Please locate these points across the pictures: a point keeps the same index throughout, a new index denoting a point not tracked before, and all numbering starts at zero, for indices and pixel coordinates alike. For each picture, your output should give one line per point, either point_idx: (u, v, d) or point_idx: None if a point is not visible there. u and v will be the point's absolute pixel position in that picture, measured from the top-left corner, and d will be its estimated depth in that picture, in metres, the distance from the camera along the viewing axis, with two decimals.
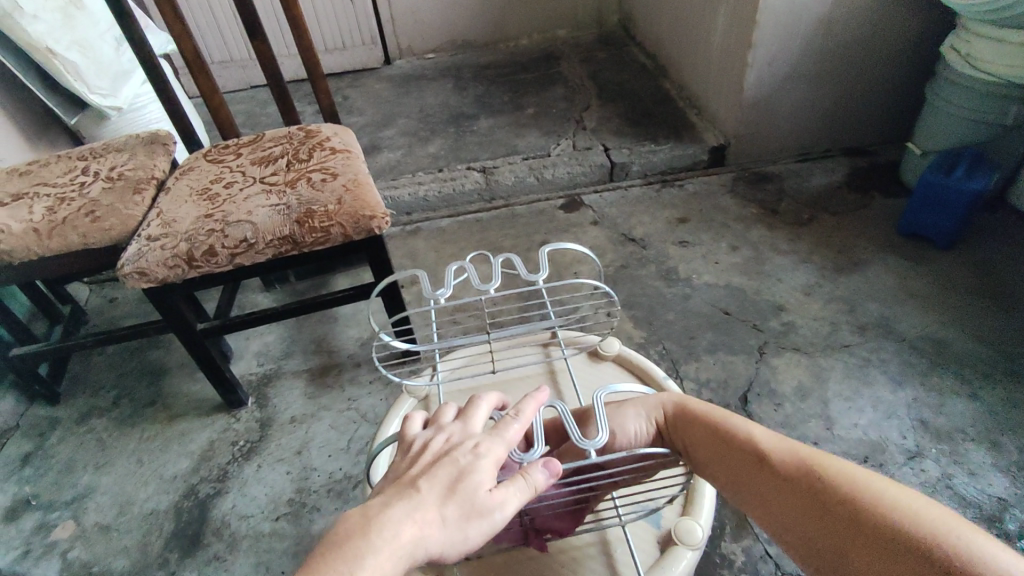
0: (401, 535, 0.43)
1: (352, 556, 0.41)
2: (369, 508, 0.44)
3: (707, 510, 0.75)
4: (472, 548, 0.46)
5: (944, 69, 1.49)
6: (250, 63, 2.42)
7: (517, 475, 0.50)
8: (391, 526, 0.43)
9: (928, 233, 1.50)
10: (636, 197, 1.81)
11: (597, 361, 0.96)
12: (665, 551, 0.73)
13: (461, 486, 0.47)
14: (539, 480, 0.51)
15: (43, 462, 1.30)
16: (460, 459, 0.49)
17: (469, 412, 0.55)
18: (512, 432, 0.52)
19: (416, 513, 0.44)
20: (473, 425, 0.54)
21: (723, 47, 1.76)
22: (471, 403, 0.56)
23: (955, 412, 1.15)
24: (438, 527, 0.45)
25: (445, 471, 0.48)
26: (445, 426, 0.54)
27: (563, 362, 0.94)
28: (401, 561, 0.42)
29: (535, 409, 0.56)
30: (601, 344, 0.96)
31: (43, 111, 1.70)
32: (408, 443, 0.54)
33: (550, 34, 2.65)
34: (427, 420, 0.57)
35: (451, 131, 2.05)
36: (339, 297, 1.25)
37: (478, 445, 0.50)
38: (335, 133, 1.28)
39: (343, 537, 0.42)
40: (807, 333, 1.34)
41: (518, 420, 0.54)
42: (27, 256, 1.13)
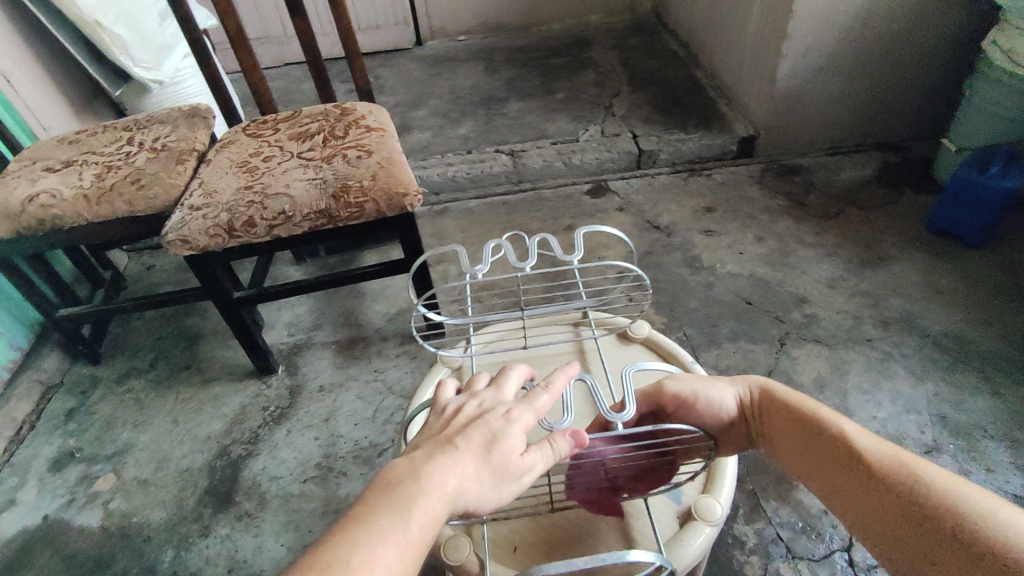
0: (445, 484, 0.46)
1: (405, 497, 0.44)
2: (415, 458, 0.48)
3: (726, 490, 0.78)
4: (503, 504, 0.50)
5: (985, 68, 1.46)
6: (285, 41, 2.46)
7: (545, 441, 0.54)
8: (437, 476, 0.46)
9: (959, 231, 1.48)
10: (663, 185, 1.81)
11: (626, 342, 0.99)
12: (685, 525, 0.75)
13: (497, 446, 0.50)
14: (565, 447, 0.54)
15: (85, 418, 1.37)
16: (494, 421, 0.52)
17: (501, 380, 0.59)
18: (543, 401, 0.55)
19: (458, 466, 0.47)
20: (506, 392, 0.57)
21: (757, 36, 1.74)
22: (504, 371, 0.59)
23: (976, 409, 1.15)
24: (477, 481, 0.48)
25: (481, 431, 0.51)
26: (478, 392, 0.58)
27: (593, 343, 0.97)
28: (445, 507, 0.45)
29: (565, 382, 0.59)
30: (631, 327, 0.99)
31: (89, 83, 1.76)
32: (443, 406, 0.57)
33: (582, 19, 2.64)
34: (460, 387, 0.60)
35: (481, 113, 2.07)
36: (370, 271, 1.28)
37: (511, 411, 0.53)
38: (370, 111, 1.30)
39: (391, 483, 0.45)
40: (828, 325, 1.35)
41: (549, 392, 0.57)
42: (77, 220, 1.18)
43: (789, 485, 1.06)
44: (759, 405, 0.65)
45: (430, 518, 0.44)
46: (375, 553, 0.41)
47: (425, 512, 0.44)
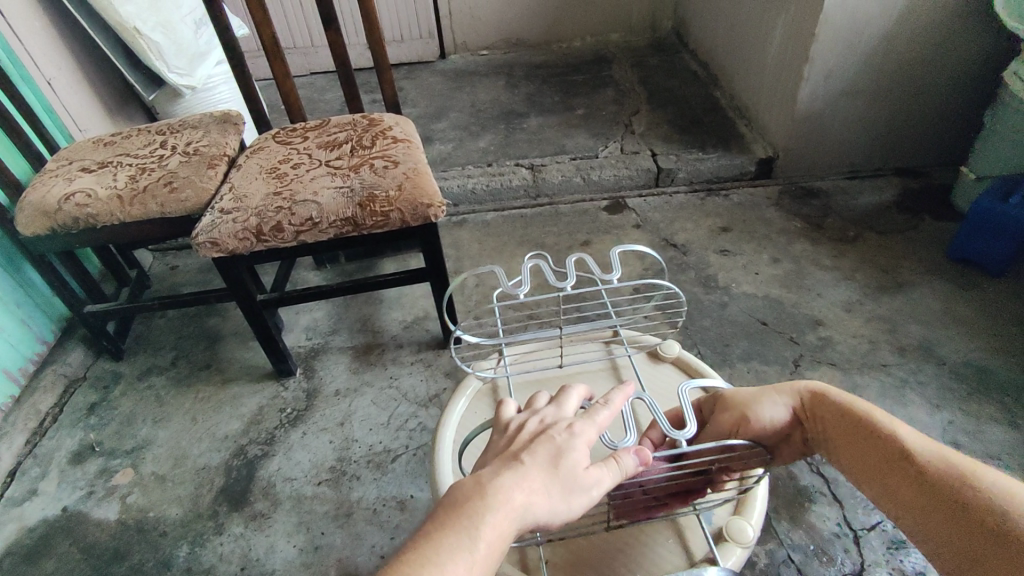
0: (513, 500, 0.46)
1: (474, 512, 0.44)
2: (481, 475, 0.48)
3: (758, 512, 0.76)
4: (572, 517, 0.49)
5: (1008, 99, 1.45)
6: (312, 50, 2.51)
7: (610, 458, 0.53)
8: (504, 492, 0.46)
9: (978, 260, 1.48)
10: (680, 204, 1.83)
11: (658, 361, 0.94)
12: (716, 544, 0.74)
13: (562, 462, 0.50)
14: (630, 465, 0.54)
15: (107, 412, 1.40)
16: (557, 436, 0.52)
17: (562, 397, 0.58)
18: (603, 417, 0.55)
19: (523, 481, 0.47)
20: (566, 409, 0.57)
21: (778, 59, 1.76)
22: (562, 389, 0.59)
23: (992, 438, 1.15)
24: (545, 496, 0.48)
25: (545, 446, 0.51)
26: (538, 410, 0.57)
27: (626, 361, 0.93)
28: (513, 522, 0.45)
29: (623, 400, 0.58)
30: (661, 346, 0.94)
31: (123, 86, 1.81)
32: (504, 423, 0.57)
33: (603, 38, 2.68)
34: (518, 406, 0.60)
35: (502, 127, 2.11)
36: (392, 279, 1.30)
37: (572, 425, 0.53)
38: (396, 122, 1.34)
39: (460, 499, 0.45)
40: (843, 349, 1.35)
41: (608, 407, 0.56)
42: (111, 219, 1.22)
43: (802, 507, 1.06)
44: (813, 410, 0.65)
45: (497, 533, 0.44)
46: (446, 567, 0.41)
47: (493, 527, 0.44)
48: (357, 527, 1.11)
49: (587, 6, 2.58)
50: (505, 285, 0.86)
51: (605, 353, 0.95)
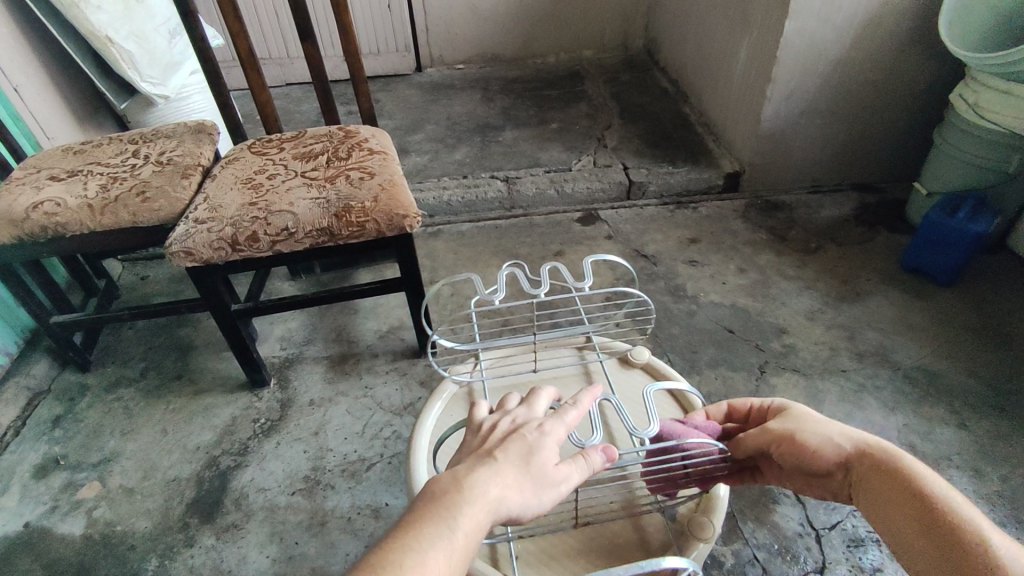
0: (487, 493, 0.48)
1: (452, 506, 0.46)
2: (457, 470, 0.49)
3: (721, 509, 0.78)
4: (542, 511, 0.51)
5: (955, 119, 1.54)
6: (287, 62, 2.52)
7: (579, 454, 0.55)
8: (480, 486, 0.48)
9: (930, 270, 1.56)
10: (650, 216, 1.88)
11: (627, 367, 0.96)
12: (680, 541, 0.76)
13: (534, 459, 0.52)
14: (597, 461, 0.56)
15: (72, 425, 1.37)
16: (529, 435, 0.54)
17: (531, 399, 0.61)
18: (571, 416, 0.58)
19: (497, 476, 0.49)
20: (536, 410, 0.60)
21: (743, 78, 1.83)
22: (532, 392, 0.61)
23: (943, 439, 1.21)
24: (518, 490, 0.50)
25: (517, 444, 0.53)
26: (510, 410, 0.60)
27: (598, 366, 0.96)
28: (488, 515, 0.47)
29: (589, 401, 0.61)
30: (631, 352, 0.96)
31: (94, 95, 1.79)
32: (478, 423, 0.59)
33: (576, 54, 2.75)
34: (490, 407, 0.62)
35: (477, 140, 2.14)
36: (367, 289, 1.31)
37: (542, 424, 0.56)
38: (372, 134, 1.36)
39: (438, 493, 0.47)
40: (806, 356, 1.40)
41: (575, 408, 0.59)
42: (81, 228, 1.21)
43: (767, 507, 1.11)
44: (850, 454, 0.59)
45: (475, 525, 0.46)
46: (427, 558, 0.43)
47: (470, 520, 0.46)
48: (331, 536, 1.11)
49: (561, 23, 2.64)
50: (481, 291, 0.89)
51: (578, 359, 0.97)
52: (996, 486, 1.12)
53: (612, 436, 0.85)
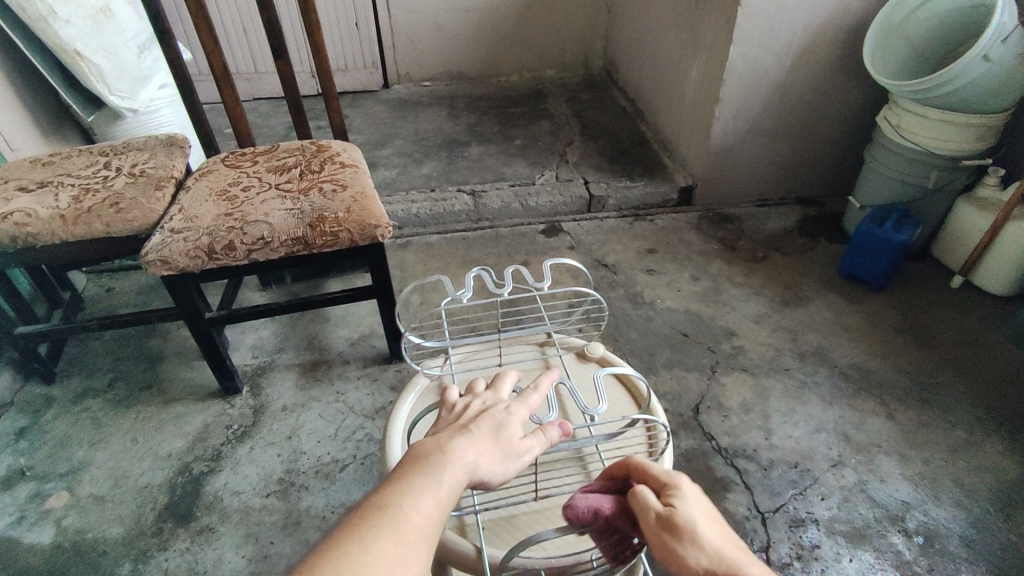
0: (465, 457, 0.54)
1: (437, 463, 0.52)
2: (438, 438, 0.56)
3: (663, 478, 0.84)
4: (508, 478, 0.58)
5: (881, 139, 1.70)
6: (255, 77, 2.55)
7: (540, 429, 0.63)
8: (459, 451, 0.54)
9: (864, 276, 1.70)
10: (610, 228, 1.98)
11: (584, 361, 1.04)
12: None
13: (503, 431, 0.59)
14: (555, 435, 0.64)
15: (37, 436, 1.36)
16: (497, 414, 0.61)
17: (497, 384, 0.68)
18: (534, 399, 0.66)
19: (472, 444, 0.56)
20: (502, 394, 0.67)
21: (694, 99, 1.97)
22: (498, 377, 0.69)
23: (875, 429, 1.32)
24: (489, 458, 0.56)
25: (487, 420, 0.60)
26: (479, 394, 0.67)
27: (558, 361, 1.03)
28: (466, 475, 0.53)
29: (548, 386, 0.69)
30: (587, 347, 1.04)
31: (59, 107, 1.80)
32: (450, 404, 0.65)
33: (539, 73, 2.86)
34: (461, 391, 0.69)
35: (444, 155, 2.21)
36: (338, 296, 1.36)
37: (509, 405, 0.63)
38: (343, 149, 1.41)
39: (424, 454, 0.53)
40: (753, 356, 1.51)
41: (537, 391, 0.67)
42: (52, 239, 1.23)
43: (718, 494, 1.19)
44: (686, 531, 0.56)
45: (456, 480, 0.52)
46: (420, 500, 0.48)
47: (453, 476, 0.52)
48: (306, 535, 1.14)
49: (524, 44, 2.76)
50: (452, 290, 0.95)
51: (539, 354, 1.04)
52: (920, 469, 1.24)
53: (567, 417, 0.92)
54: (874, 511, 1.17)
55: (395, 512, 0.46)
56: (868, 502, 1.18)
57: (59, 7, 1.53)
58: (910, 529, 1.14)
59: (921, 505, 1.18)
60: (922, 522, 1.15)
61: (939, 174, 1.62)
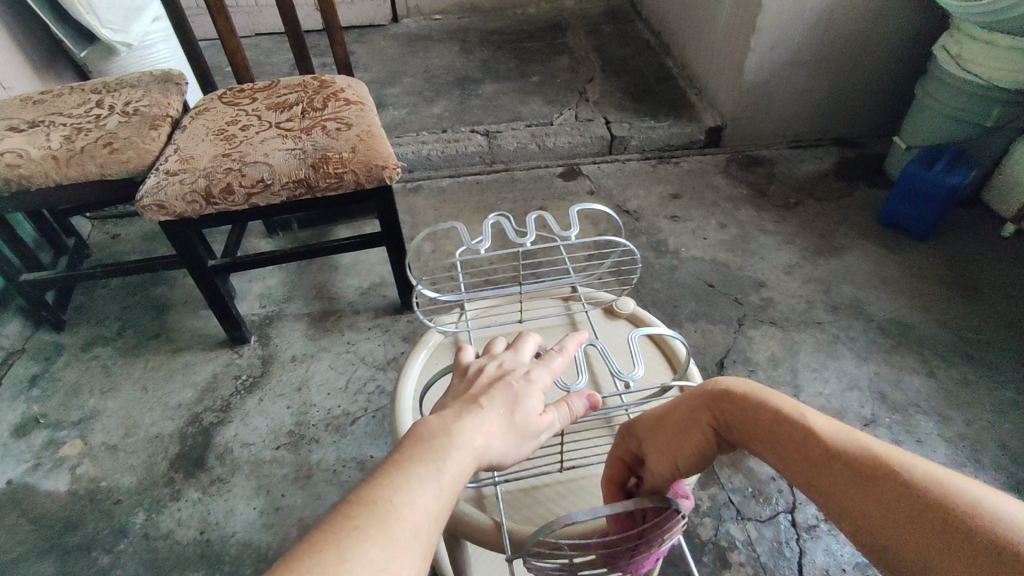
0: (474, 440, 0.48)
1: (440, 447, 0.46)
2: (444, 416, 0.49)
3: None
4: (523, 458, 0.53)
5: (936, 72, 1.55)
6: (257, 10, 2.41)
7: (562, 403, 0.58)
8: (468, 432, 0.48)
9: (907, 225, 1.58)
10: (633, 171, 1.87)
11: (612, 318, 0.97)
12: None
13: (520, 406, 0.53)
14: (579, 407, 0.59)
15: (49, 384, 1.35)
16: (516, 383, 0.56)
17: (517, 344, 0.62)
18: (557, 363, 0.60)
19: (484, 424, 0.50)
20: (522, 355, 0.61)
21: (728, 28, 1.80)
22: (519, 336, 0.63)
23: (911, 387, 1.25)
24: (502, 439, 0.51)
25: (503, 391, 0.54)
26: (496, 355, 0.61)
27: (584, 317, 0.96)
28: (474, 460, 0.48)
29: (575, 346, 0.64)
30: (615, 302, 0.97)
31: (51, 41, 1.70)
32: (464, 368, 0.60)
33: (558, 5, 2.68)
34: (477, 351, 0.63)
35: (456, 93, 2.09)
36: (348, 244, 1.30)
37: (529, 373, 0.57)
38: (348, 84, 1.31)
39: (428, 435, 0.47)
40: (783, 308, 1.43)
41: (562, 355, 0.61)
42: (46, 182, 1.16)
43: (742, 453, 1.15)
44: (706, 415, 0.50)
45: (461, 469, 0.46)
46: (416, 495, 0.42)
47: (457, 464, 0.46)
48: (318, 488, 1.12)
49: None
50: (467, 241, 0.88)
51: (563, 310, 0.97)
52: (959, 430, 1.18)
53: (596, 382, 0.86)
54: None
55: (380, 512, 0.40)
56: None
57: None
58: None
59: (959, 468, 1.12)
60: None
61: (1000, 112, 1.48)
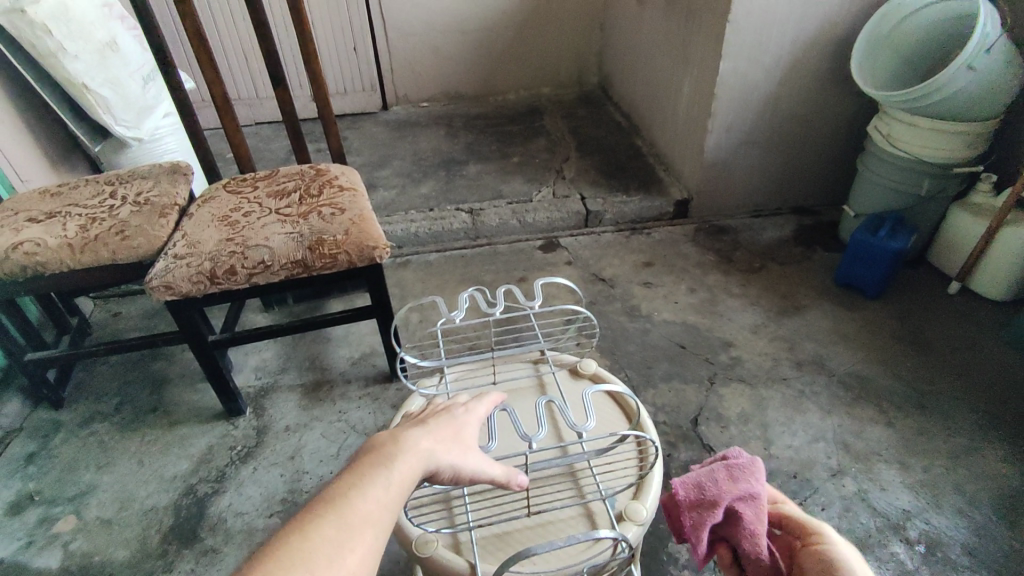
0: (420, 443, 0.58)
1: (389, 450, 0.55)
2: (395, 432, 0.60)
3: (653, 493, 0.85)
4: (469, 469, 0.62)
5: (873, 149, 1.72)
6: (257, 102, 2.61)
7: None
8: (414, 438, 0.58)
9: (861, 285, 1.71)
10: (607, 242, 2.00)
11: (577, 377, 1.05)
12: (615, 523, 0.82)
13: (460, 425, 0.65)
14: None
15: (46, 461, 1.39)
16: (457, 410, 0.68)
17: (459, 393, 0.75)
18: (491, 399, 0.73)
19: (429, 435, 0.60)
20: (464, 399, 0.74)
21: (687, 113, 1.99)
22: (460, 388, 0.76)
23: (874, 437, 1.33)
24: (446, 447, 0.60)
25: (446, 416, 0.66)
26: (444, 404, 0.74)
27: (552, 377, 1.04)
28: (421, 461, 0.57)
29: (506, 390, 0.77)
30: (579, 363, 1.05)
31: (68, 137, 1.84)
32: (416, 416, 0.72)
33: (535, 91, 2.92)
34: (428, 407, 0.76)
35: (442, 174, 2.25)
36: (338, 317, 1.39)
37: (468, 405, 0.69)
38: (342, 173, 1.44)
39: (380, 443, 0.57)
40: (751, 366, 1.52)
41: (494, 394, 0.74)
42: (60, 267, 1.26)
43: None
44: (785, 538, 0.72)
45: (409, 466, 0.55)
46: (368, 488, 0.50)
47: (405, 461, 0.55)
48: None
49: (519, 63, 2.82)
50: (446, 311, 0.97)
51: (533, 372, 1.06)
52: (921, 477, 1.24)
53: (560, 434, 0.94)
54: (875, 520, 1.17)
55: (341, 504, 0.48)
56: (868, 510, 1.19)
57: (68, 43, 1.59)
58: (912, 538, 1.14)
59: (922, 514, 1.18)
60: (924, 531, 1.15)
61: (933, 182, 1.64)
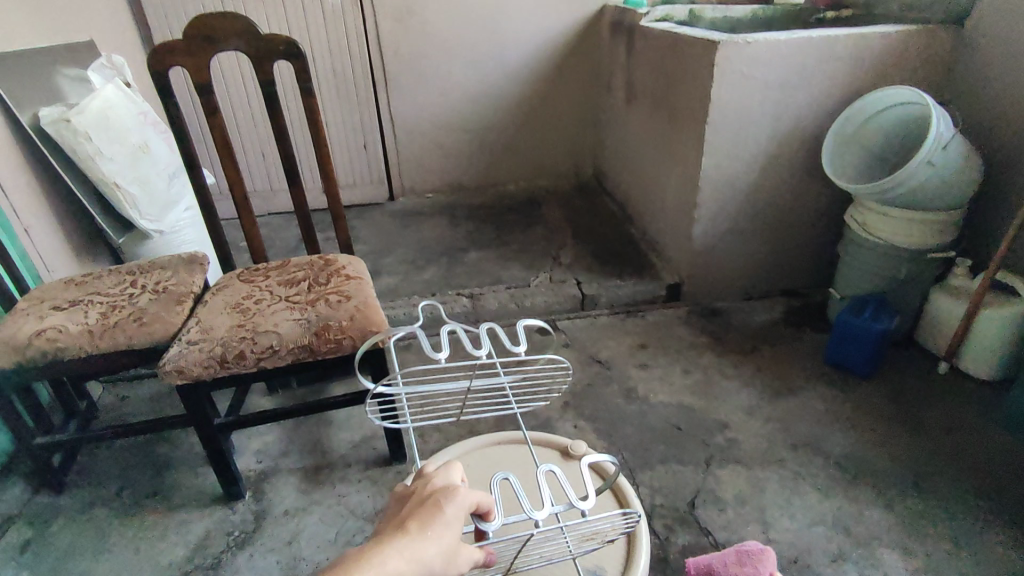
0: (387, 564, 0.56)
1: None
2: (368, 544, 0.58)
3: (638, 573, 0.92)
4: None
5: (851, 235, 1.82)
6: (272, 195, 2.78)
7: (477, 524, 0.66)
8: (383, 559, 0.56)
9: (850, 365, 1.75)
10: (603, 324, 2.07)
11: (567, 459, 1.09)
12: None
13: (440, 526, 0.62)
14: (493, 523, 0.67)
15: (42, 548, 1.38)
16: (441, 503, 0.65)
17: (449, 471, 0.73)
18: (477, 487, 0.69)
19: (402, 549, 0.58)
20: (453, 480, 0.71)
21: (675, 203, 2.12)
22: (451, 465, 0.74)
23: (873, 521, 1.32)
24: (418, 561, 0.58)
25: (429, 511, 0.63)
26: (432, 478, 0.72)
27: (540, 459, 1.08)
28: None
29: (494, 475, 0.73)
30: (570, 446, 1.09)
31: (94, 230, 1.97)
32: (405, 492, 0.71)
33: (533, 182, 3.10)
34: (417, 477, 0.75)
35: (445, 261, 2.36)
36: (340, 400, 1.43)
37: (454, 493, 0.66)
38: (350, 262, 1.54)
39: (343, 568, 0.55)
40: (747, 448, 1.53)
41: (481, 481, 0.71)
42: (78, 352, 1.32)
43: None
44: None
45: None
46: None
47: None
48: None
49: (517, 157, 3.02)
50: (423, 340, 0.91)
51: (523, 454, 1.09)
52: (923, 562, 1.23)
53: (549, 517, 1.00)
54: None
55: None
56: None
57: (104, 147, 1.75)
58: None
59: None
60: None
61: (909, 266, 1.72)
